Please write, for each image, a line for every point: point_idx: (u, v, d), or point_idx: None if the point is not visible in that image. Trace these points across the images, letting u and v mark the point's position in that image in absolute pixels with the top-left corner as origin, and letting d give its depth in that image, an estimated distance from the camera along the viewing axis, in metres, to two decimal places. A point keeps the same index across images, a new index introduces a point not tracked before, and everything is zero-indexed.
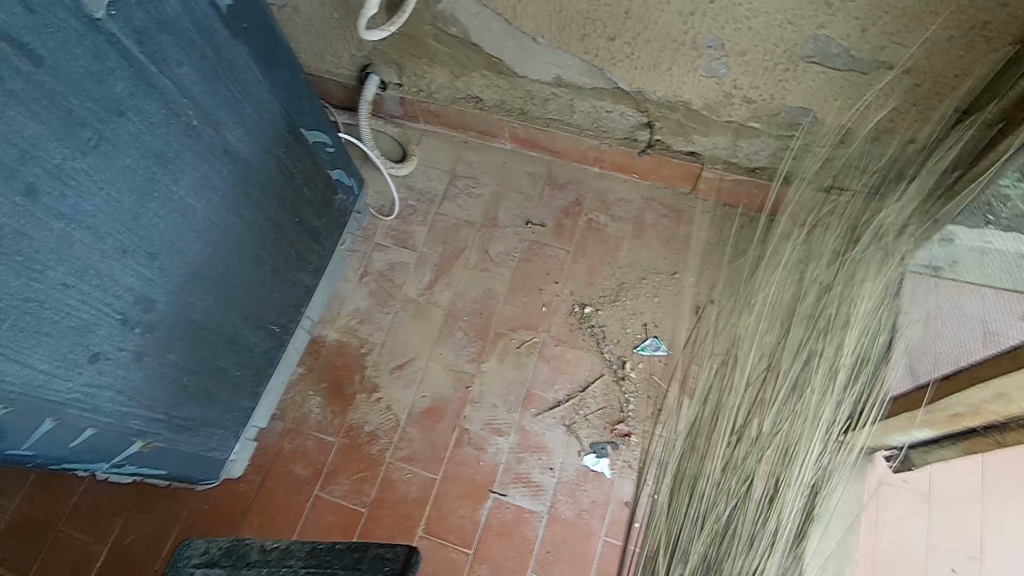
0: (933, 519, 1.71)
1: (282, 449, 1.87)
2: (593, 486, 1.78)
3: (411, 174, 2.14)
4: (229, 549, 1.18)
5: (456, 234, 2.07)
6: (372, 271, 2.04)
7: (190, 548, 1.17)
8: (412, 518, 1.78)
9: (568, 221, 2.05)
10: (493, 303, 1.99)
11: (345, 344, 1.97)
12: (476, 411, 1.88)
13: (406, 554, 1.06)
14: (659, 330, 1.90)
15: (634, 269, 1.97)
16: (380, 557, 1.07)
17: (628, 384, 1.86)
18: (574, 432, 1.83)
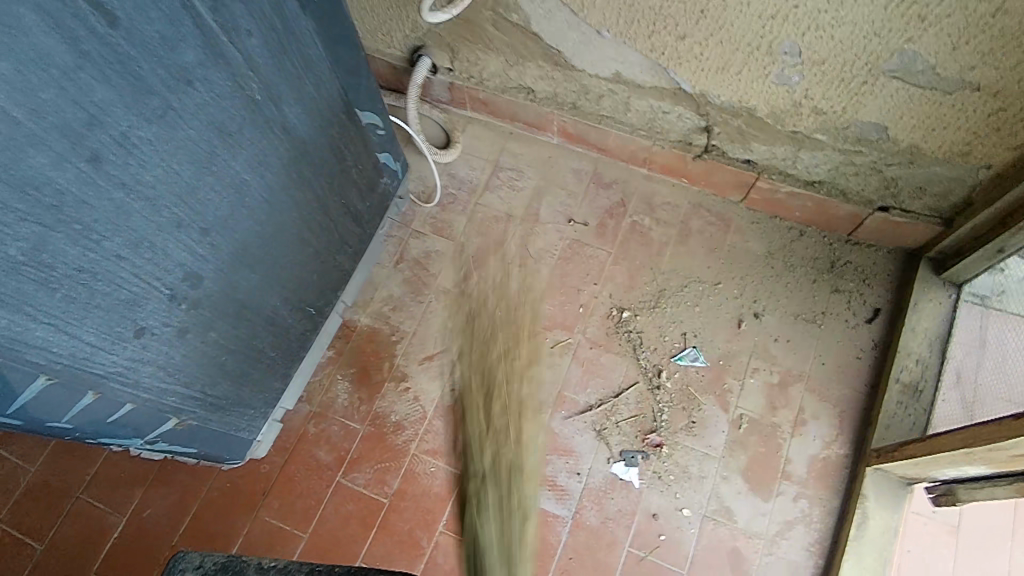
0: (960, 556, 1.66)
1: (307, 431, 1.84)
2: (620, 495, 1.74)
3: (454, 162, 2.09)
4: (225, 564, 0.99)
5: (496, 227, 2.03)
6: (408, 258, 2.00)
7: (183, 559, 0.98)
8: (434, 513, 1.76)
9: (611, 221, 2.00)
10: (529, 300, 1.95)
11: (378, 330, 1.93)
12: (505, 408, 1.84)
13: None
14: (698, 341, 1.85)
15: (677, 275, 1.92)
16: None
17: (664, 393, 1.82)
18: (605, 438, 1.79)
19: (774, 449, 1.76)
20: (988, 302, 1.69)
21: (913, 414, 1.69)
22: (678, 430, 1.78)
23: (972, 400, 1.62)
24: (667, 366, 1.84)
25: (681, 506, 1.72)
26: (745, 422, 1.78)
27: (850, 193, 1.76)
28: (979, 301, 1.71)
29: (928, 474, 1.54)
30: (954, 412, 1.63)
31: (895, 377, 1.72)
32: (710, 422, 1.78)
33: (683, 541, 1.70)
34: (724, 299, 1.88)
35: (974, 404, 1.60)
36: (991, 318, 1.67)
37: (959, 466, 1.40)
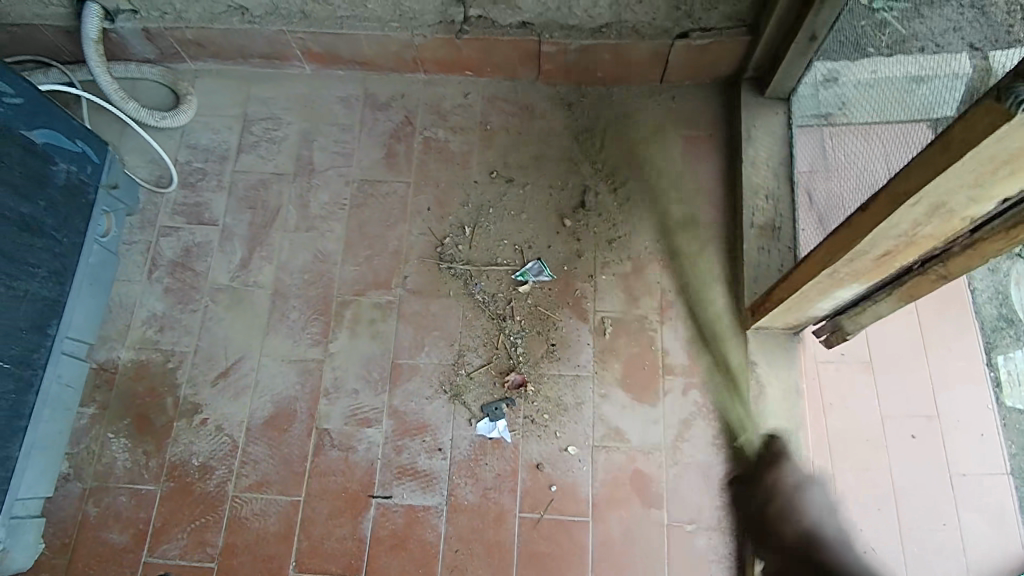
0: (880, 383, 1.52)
1: (87, 516, 1.40)
2: (494, 458, 1.45)
3: (190, 129, 1.66)
4: None
5: (265, 192, 1.63)
6: (163, 263, 1.56)
7: None
8: (277, 559, 1.38)
9: (401, 145, 1.67)
10: (330, 267, 1.58)
11: (145, 363, 1.50)
12: (334, 402, 1.49)
13: None
14: (536, 253, 1.58)
15: (491, 184, 1.63)
16: None
17: (512, 325, 1.53)
18: (459, 398, 1.49)
19: (646, 345, 1.51)
20: (829, 121, 1.44)
21: (779, 254, 1.49)
22: (540, 360, 1.51)
23: (823, 206, 1.39)
24: (507, 292, 1.56)
25: (565, 445, 1.45)
26: (615, 326, 1.53)
27: (641, 29, 1.53)
28: (824, 122, 1.46)
29: (806, 317, 1.31)
30: (812, 227, 1.42)
31: (748, 222, 1.51)
32: (573, 339, 1.52)
33: (579, 484, 1.43)
34: (550, 197, 1.62)
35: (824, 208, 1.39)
36: (832, 137, 1.40)
37: (829, 295, 1.16)
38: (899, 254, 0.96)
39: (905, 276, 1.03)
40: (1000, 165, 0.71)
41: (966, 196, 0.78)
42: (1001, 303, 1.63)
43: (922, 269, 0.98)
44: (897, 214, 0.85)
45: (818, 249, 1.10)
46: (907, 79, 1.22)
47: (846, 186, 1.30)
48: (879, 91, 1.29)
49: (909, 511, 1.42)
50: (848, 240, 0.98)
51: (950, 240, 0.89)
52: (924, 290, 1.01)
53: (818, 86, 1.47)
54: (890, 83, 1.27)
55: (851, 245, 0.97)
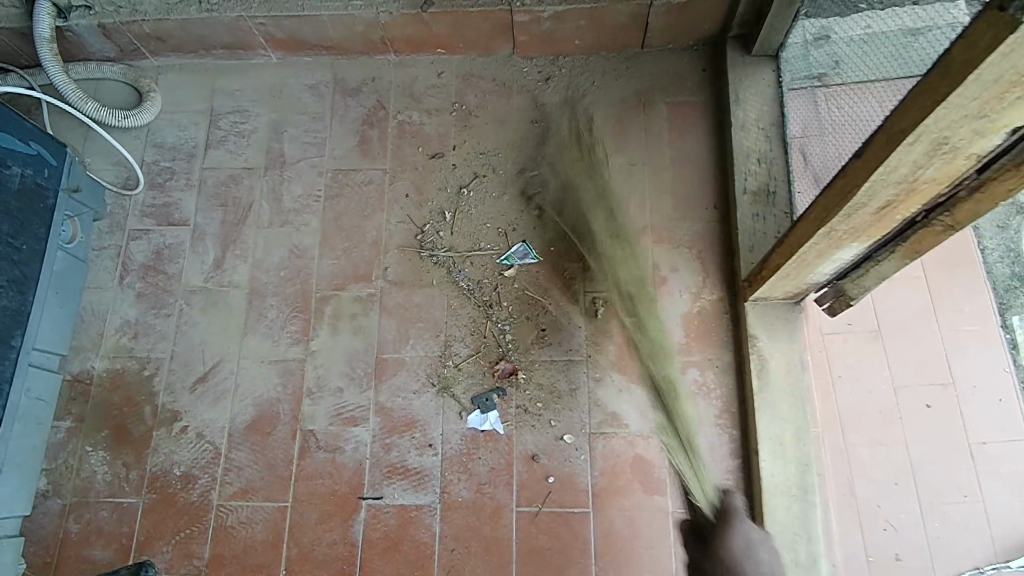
0: (890, 355, 1.46)
1: (67, 534, 1.35)
2: (487, 451, 1.38)
3: (155, 128, 1.60)
4: None
5: (236, 188, 1.56)
6: (134, 267, 1.50)
7: None
8: (267, 568, 1.32)
9: (374, 131, 1.60)
10: (307, 262, 1.52)
11: (120, 372, 1.44)
12: (318, 402, 1.43)
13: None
14: (521, 234, 1.51)
15: (470, 166, 1.56)
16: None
17: (499, 312, 1.46)
18: (448, 391, 1.42)
19: (641, 324, 1.44)
20: (823, 83, 1.43)
21: (775, 221, 1.40)
22: (530, 346, 1.44)
23: (820, 165, 1.36)
24: (493, 277, 1.49)
25: (561, 434, 1.38)
26: (607, 306, 1.45)
27: None
28: (816, 83, 1.44)
29: (807, 283, 1.23)
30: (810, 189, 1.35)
31: (740, 188, 1.43)
32: (563, 323, 1.45)
33: (577, 474, 1.36)
34: (532, 175, 1.55)
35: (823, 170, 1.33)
36: (828, 95, 1.40)
37: (829, 258, 1.09)
38: (900, 206, 0.89)
39: (909, 230, 0.96)
40: (1010, 90, 0.64)
41: (973, 131, 0.70)
42: (1015, 262, 1.54)
43: (926, 221, 0.92)
44: (894, 157, 0.78)
45: (812, 208, 1.03)
46: (908, 31, 1.24)
47: (845, 140, 1.28)
48: (876, 47, 1.32)
49: (932, 483, 1.36)
50: (844, 194, 0.91)
51: (954, 183, 0.82)
52: (930, 243, 0.94)
53: (810, 46, 1.44)
54: (885, 39, 1.30)
55: (849, 199, 0.90)
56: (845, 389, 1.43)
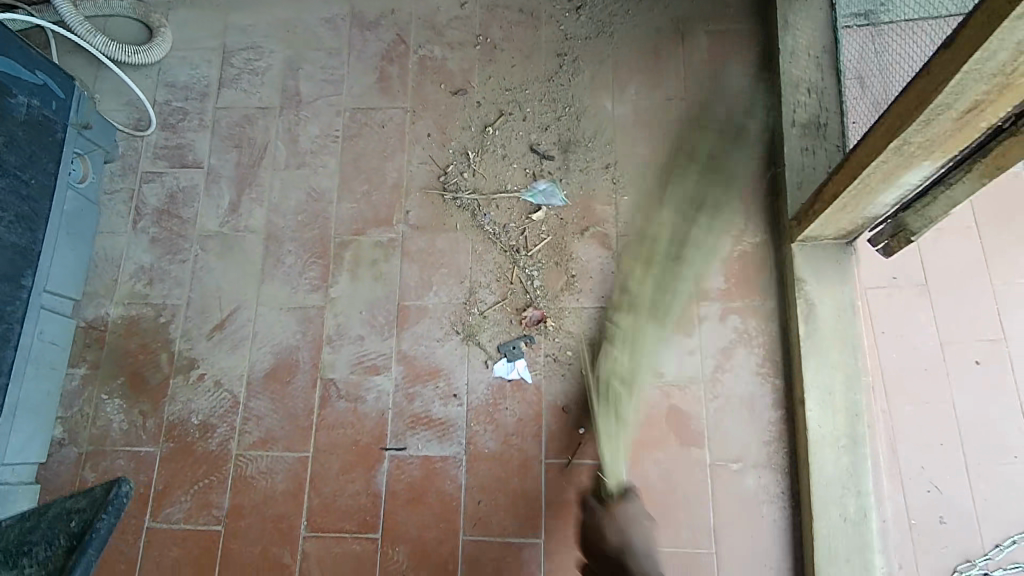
0: (939, 309, 1.34)
1: (83, 482, 1.31)
2: (514, 401, 1.32)
3: (166, 66, 1.53)
4: None
5: (250, 128, 1.49)
6: (147, 211, 1.45)
7: None
8: (288, 519, 1.28)
9: (394, 67, 1.51)
10: (325, 206, 1.45)
11: (135, 318, 1.39)
12: (338, 350, 1.37)
13: (105, 492, 0.73)
14: (550, 174, 1.42)
15: (495, 102, 1.47)
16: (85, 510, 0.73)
17: (527, 256, 1.39)
18: (474, 339, 1.35)
19: (678, 270, 1.35)
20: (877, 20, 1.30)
21: (826, 154, 1.31)
22: (560, 293, 1.36)
23: (880, 90, 1.24)
24: (520, 220, 1.41)
25: (593, 384, 1.31)
26: (642, 250, 1.37)
27: None
28: (867, 21, 1.32)
29: (863, 217, 1.15)
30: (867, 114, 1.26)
31: (788, 120, 1.33)
32: (595, 269, 1.37)
33: None
34: (562, 112, 1.45)
35: (884, 94, 1.22)
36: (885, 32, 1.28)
37: (894, 181, 1.00)
38: (988, 107, 0.80)
39: (991, 141, 0.87)
40: None
41: None
42: None
43: (1015, 126, 0.82)
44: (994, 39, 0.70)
45: (883, 120, 0.95)
46: None
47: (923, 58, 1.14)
48: None
49: (988, 448, 1.26)
50: (924, 93, 0.83)
51: None
52: (1016, 154, 0.85)
53: None
54: None
55: (928, 100, 0.82)
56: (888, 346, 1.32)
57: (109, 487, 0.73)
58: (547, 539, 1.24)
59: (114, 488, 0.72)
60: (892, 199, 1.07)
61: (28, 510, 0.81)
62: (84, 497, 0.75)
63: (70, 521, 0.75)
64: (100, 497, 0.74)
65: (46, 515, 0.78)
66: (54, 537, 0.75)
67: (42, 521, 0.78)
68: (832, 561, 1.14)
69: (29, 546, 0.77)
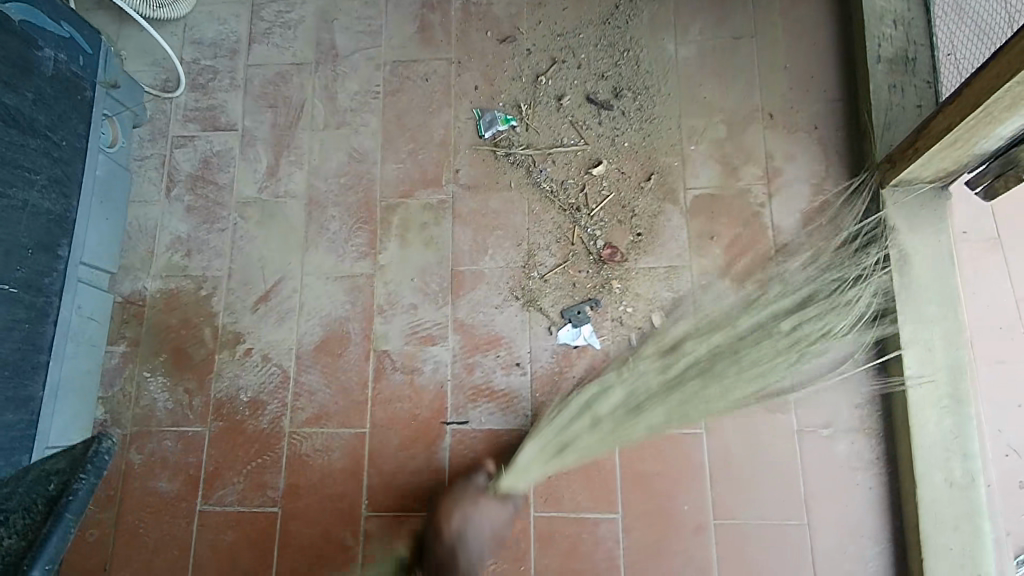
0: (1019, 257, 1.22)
1: (131, 465, 1.25)
2: (582, 369, 1.23)
3: (191, 22, 1.43)
4: None
5: (284, 85, 1.39)
6: (181, 177, 1.36)
7: None
8: (348, 498, 1.21)
9: (436, 15, 1.40)
10: (368, 167, 1.35)
11: (175, 292, 1.31)
12: (391, 320, 1.29)
13: (86, 448, 0.69)
14: (611, 125, 1.32)
15: (547, 50, 1.36)
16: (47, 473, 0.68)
17: (589, 215, 1.29)
18: (536, 304, 1.27)
19: (756, 224, 1.25)
20: None
21: (916, 92, 1.19)
22: (628, 253, 1.27)
23: None
24: (580, 176, 1.31)
25: (666, 349, 1.23)
26: (714, 203, 1.27)
27: None
28: None
29: (969, 155, 1.05)
30: (971, 44, 1.07)
31: (874, 56, 1.22)
32: (665, 226, 1.27)
33: None
34: (621, 56, 1.34)
35: None
36: None
37: (1021, 108, 0.90)
38: None
39: None
40: None
41: None
42: None
43: None
44: None
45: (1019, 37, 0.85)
46: None
47: None
48: None
49: None
50: None
51: None
52: None
53: None
54: None
55: None
56: (991, 298, 1.21)
57: (88, 444, 0.69)
58: (625, 513, 1.17)
59: (93, 443, 0.68)
60: (1010, 132, 0.97)
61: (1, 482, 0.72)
62: (61, 458, 0.69)
63: (47, 485, 0.67)
64: (78, 458, 0.68)
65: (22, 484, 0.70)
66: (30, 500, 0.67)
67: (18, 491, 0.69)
68: (941, 530, 1.06)
69: (3, 515, 0.67)
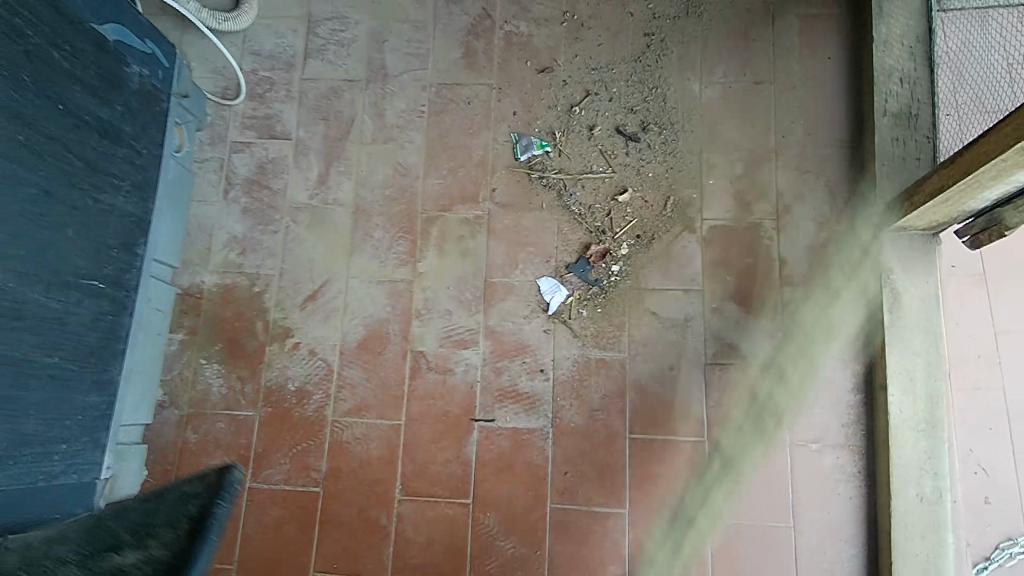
0: (1000, 298, 1.36)
1: (186, 443, 1.37)
2: (599, 378, 1.36)
3: (251, 34, 1.53)
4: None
5: (336, 100, 1.50)
6: (238, 181, 1.47)
7: None
8: (383, 483, 1.35)
9: (480, 41, 1.51)
10: (411, 181, 1.47)
11: (230, 287, 1.43)
12: (427, 324, 1.41)
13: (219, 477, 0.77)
14: (637, 156, 1.44)
15: (582, 81, 1.47)
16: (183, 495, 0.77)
17: (613, 238, 1.41)
18: (560, 317, 1.39)
19: (763, 256, 1.38)
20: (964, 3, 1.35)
21: (916, 145, 1.31)
22: (646, 275, 1.40)
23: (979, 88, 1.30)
24: (607, 201, 1.43)
25: (676, 365, 1.36)
26: (727, 234, 1.39)
27: None
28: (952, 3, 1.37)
29: (956, 212, 1.18)
30: None
31: (880, 110, 1.34)
32: (681, 253, 1.40)
33: (692, 403, 1.34)
34: (649, 92, 1.46)
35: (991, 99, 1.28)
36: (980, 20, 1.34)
37: (1004, 179, 1.03)
38: None
39: None
40: None
41: None
42: None
43: None
44: None
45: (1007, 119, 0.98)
46: None
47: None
48: None
49: None
50: None
51: None
52: None
53: None
54: None
55: None
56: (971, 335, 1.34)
57: (221, 473, 0.77)
58: (631, 509, 1.31)
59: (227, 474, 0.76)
60: (994, 197, 1.10)
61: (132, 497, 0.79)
62: (196, 482, 0.77)
63: (189, 506, 0.76)
64: (212, 484, 0.76)
65: (160, 502, 0.77)
66: (172, 518, 0.76)
67: (159, 507, 0.77)
68: (910, 540, 1.21)
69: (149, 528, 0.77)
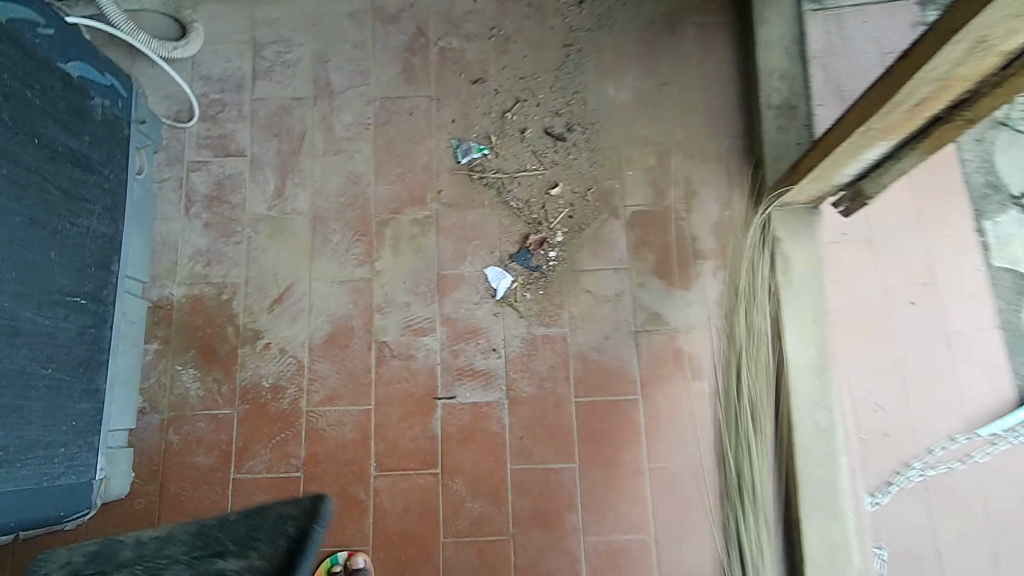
0: (876, 258, 1.61)
1: (169, 444, 1.48)
2: (545, 352, 1.55)
3: (200, 59, 1.63)
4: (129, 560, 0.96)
5: (287, 117, 1.62)
6: (198, 197, 1.57)
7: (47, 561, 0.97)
8: (359, 462, 1.49)
9: (417, 57, 1.66)
10: (363, 188, 1.61)
11: (199, 297, 1.54)
12: (388, 316, 1.56)
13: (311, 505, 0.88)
14: (564, 153, 1.62)
15: (512, 89, 1.65)
16: (281, 517, 0.90)
17: (548, 227, 1.60)
18: (507, 301, 1.57)
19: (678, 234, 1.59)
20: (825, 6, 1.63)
21: (797, 132, 1.55)
22: (579, 258, 1.59)
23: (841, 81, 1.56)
24: (540, 195, 1.61)
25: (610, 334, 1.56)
26: (646, 218, 1.60)
27: None
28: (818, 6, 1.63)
29: (827, 187, 1.41)
30: None
31: (766, 104, 1.57)
32: (608, 236, 1.59)
33: (626, 366, 1.54)
34: (572, 96, 1.65)
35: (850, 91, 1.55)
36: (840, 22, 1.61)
37: (857, 157, 1.27)
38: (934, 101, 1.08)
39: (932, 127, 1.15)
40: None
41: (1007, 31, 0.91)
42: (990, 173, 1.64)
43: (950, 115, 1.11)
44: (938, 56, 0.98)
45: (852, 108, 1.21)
46: None
47: None
48: None
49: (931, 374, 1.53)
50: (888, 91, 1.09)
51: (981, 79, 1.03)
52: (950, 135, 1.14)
53: None
54: None
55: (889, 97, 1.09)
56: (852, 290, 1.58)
57: (314, 501, 0.87)
58: (581, 462, 1.50)
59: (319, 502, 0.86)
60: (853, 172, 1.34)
61: (236, 513, 0.94)
62: (294, 505, 0.89)
63: (286, 527, 0.89)
64: (307, 508, 0.88)
65: (263, 515, 0.91)
66: (274, 536, 0.90)
67: (263, 520, 0.91)
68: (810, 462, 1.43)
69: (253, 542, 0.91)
